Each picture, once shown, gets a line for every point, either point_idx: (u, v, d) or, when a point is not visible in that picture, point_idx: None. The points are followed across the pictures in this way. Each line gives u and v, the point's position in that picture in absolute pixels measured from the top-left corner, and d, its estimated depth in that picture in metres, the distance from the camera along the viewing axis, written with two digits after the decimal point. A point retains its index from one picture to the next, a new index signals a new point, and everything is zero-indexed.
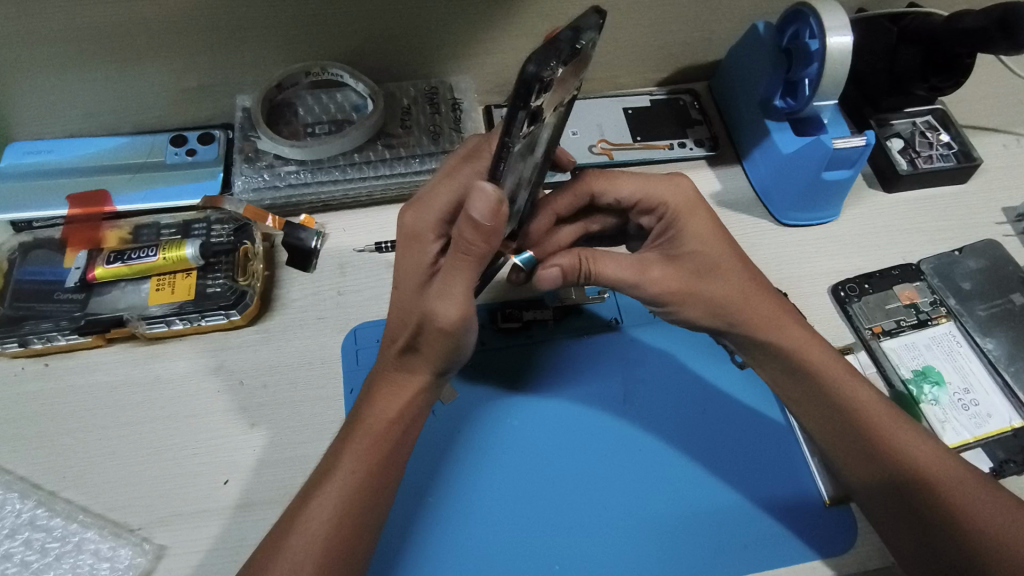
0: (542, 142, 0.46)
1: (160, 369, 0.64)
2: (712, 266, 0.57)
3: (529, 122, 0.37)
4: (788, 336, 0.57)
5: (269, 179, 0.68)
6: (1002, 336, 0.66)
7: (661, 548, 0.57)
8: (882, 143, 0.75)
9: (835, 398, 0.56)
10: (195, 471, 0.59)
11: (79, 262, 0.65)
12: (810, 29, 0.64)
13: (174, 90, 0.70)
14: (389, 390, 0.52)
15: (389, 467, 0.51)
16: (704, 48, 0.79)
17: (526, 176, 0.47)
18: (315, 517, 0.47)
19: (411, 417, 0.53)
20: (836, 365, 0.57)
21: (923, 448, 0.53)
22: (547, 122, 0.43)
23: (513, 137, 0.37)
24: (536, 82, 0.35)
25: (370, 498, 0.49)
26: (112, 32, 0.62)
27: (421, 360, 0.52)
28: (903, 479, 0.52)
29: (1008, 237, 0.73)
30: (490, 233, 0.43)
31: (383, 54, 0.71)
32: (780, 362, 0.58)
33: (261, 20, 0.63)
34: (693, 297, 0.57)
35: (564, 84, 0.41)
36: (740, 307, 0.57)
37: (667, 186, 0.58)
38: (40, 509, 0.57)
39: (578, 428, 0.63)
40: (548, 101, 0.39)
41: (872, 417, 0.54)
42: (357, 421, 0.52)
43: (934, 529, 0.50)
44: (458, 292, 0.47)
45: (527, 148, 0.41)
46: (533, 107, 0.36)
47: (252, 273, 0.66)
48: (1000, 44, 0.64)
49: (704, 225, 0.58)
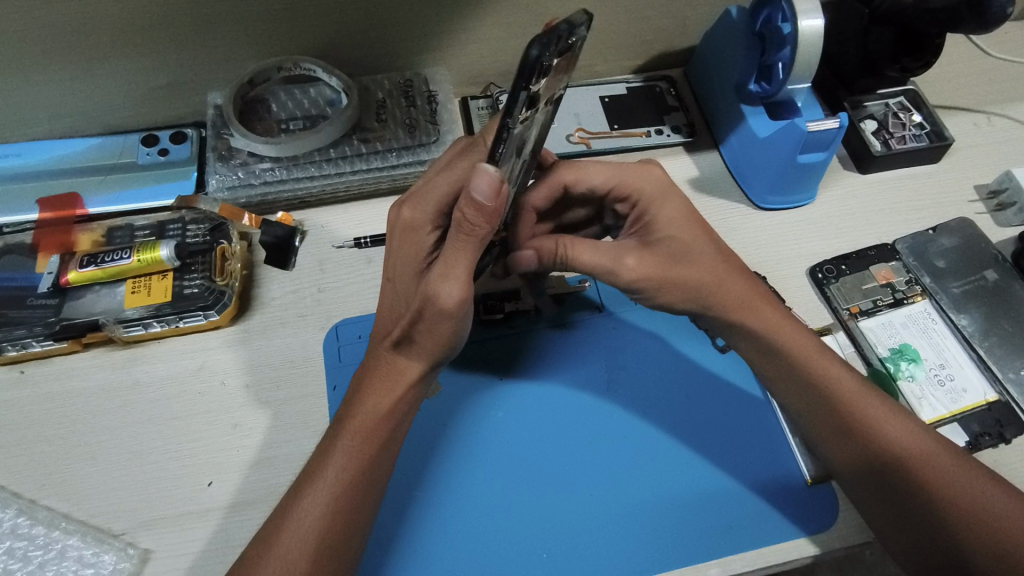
0: (532, 140, 0.47)
1: (140, 373, 0.63)
2: (687, 249, 0.57)
3: (527, 111, 0.39)
4: (763, 317, 0.58)
5: (244, 177, 0.68)
6: (976, 312, 0.67)
7: (653, 534, 0.58)
8: (855, 125, 0.76)
9: (810, 379, 0.56)
10: (179, 473, 0.59)
11: (50, 266, 0.64)
12: (782, 12, 0.64)
13: (144, 90, 0.69)
14: (381, 387, 0.51)
15: (379, 463, 0.50)
16: (678, 34, 0.79)
17: (517, 174, 0.48)
18: (302, 516, 0.47)
19: (402, 412, 0.52)
20: (807, 344, 0.57)
21: (897, 424, 0.54)
22: (541, 117, 0.44)
23: (512, 124, 0.39)
24: (535, 66, 0.37)
25: (360, 495, 0.49)
26: (76, 32, 0.60)
27: (420, 351, 0.51)
28: (878, 455, 0.53)
29: (981, 215, 0.74)
30: (491, 214, 0.43)
31: (355, 47, 0.70)
32: (755, 346, 0.58)
33: (228, 15, 0.62)
34: (668, 284, 0.57)
35: (558, 79, 0.42)
36: (714, 291, 0.57)
37: (639, 175, 0.58)
38: (21, 518, 0.57)
39: (558, 414, 0.63)
40: (545, 92, 0.41)
41: (843, 395, 0.55)
42: (343, 415, 0.51)
43: (910, 505, 0.51)
44: (461, 274, 0.47)
45: (522, 138, 0.43)
46: (531, 90, 0.38)
47: (230, 272, 0.65)
48: (968, 24, 0.63)
49: (676, 209, 0.58)
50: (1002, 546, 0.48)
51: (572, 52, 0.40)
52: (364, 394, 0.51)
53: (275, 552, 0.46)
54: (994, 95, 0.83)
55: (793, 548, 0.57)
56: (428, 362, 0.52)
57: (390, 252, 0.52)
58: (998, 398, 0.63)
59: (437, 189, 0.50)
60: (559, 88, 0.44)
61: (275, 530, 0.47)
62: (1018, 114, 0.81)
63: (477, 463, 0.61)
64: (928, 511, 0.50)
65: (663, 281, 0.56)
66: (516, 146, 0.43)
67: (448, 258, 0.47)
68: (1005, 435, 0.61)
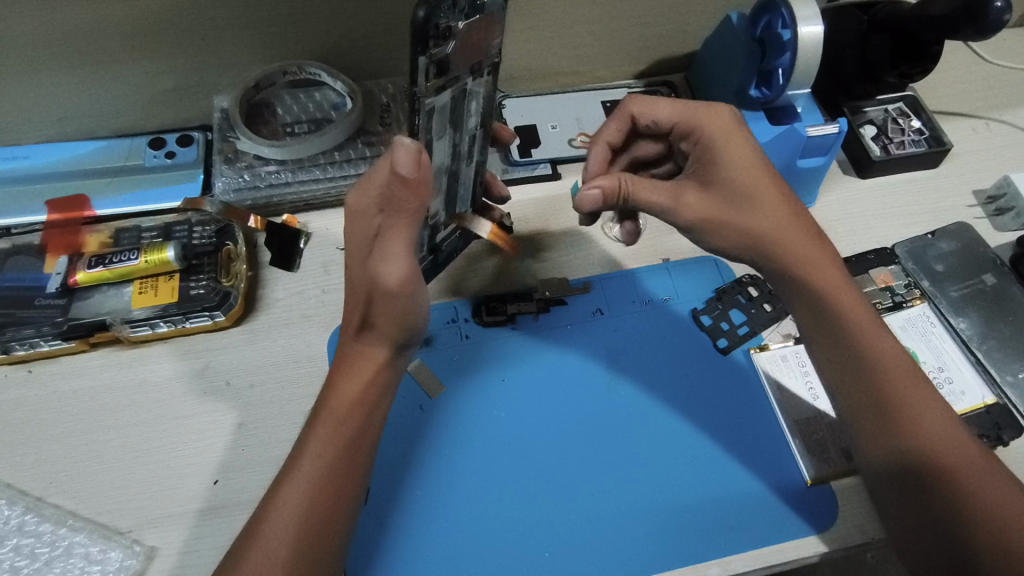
0: (476, 111, 0.52)
1: (146, 373, 0.64)
2: (753, 193, 0.57)
3: (436, 74, 0.45)
4: (825, 278, 0.57)
5: (249, 179, 0.69)
6: (974, 316, 0.68)
7: (649, 532, 0.58)
8: (855, 130, 0.77)
9: (856, 345, 0.55)
10: (184, 472, 0.59)
11: (59, 268, 0.64)
12: (782, 19, 0.65)
13: (151, 93, 0.70)
14: (348, 376, 0.52)
15: (355, 450, 0.51)
16: (679, 40, 0.79)
17: (462, 145, 0.54)
18: (286, 506, 0.48)
19: (376, 396, 0.53)
20: (862, 313, 0.57)
21: (934, 409, 0.53)
22: (477, 91, 0.50)
23: (421, 86, 0.44)
24: (426, 26, 0.42)
25: (337, 483, 0.49)
26: (86, 36, 0.61)
27: (378, 334, 0.52)
28: (919, 441, 0.52)
29: (979, 219, 0.75)
30: (419, 185, 0.45)
31: (360, 52, 0.71)
32: (808, 304, 0.58)
33: (236, 20, 0.63)
34: (725, 225, 0.58)
35: (486, 48, 0.47)
36: (774, 240, 0.57)
37: (706, 113, 0.59)
38: (28, 515, 0.57)
39: (551, 411, 0.63)
40: (464, 59, 0.46)
41: (898, 374, 0.54)
42: (319, 405, 0.52)
43: (933, 501, 0.50)
44: (398, 253, 0.48)
45: (447, 104, 0.48)
46: (432, 53, 0.43)
47: (236, 273, 0.67)
48: (965, 30, 0.64)
49: (743, 147, 0.58)
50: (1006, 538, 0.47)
51: (488, 20, 0.45)
52: (338, 384, 0.52)
53: (260, 543, 0.46)
54: (993, 101, 0.84)
55: (792, 548, 0.58)
56: (388, 346, 0.53)
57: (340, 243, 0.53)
58: (996, 401, 0.64)
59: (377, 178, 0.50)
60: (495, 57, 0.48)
61: (259, 521, 0.48)
62: (1017, 120, 0.82)
63: (467, 458, 0.61)
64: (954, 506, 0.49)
65: (725, 219, 0.57)
66: (439, 112, 0.48)
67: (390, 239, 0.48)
68: (1003, 437, 0.62)
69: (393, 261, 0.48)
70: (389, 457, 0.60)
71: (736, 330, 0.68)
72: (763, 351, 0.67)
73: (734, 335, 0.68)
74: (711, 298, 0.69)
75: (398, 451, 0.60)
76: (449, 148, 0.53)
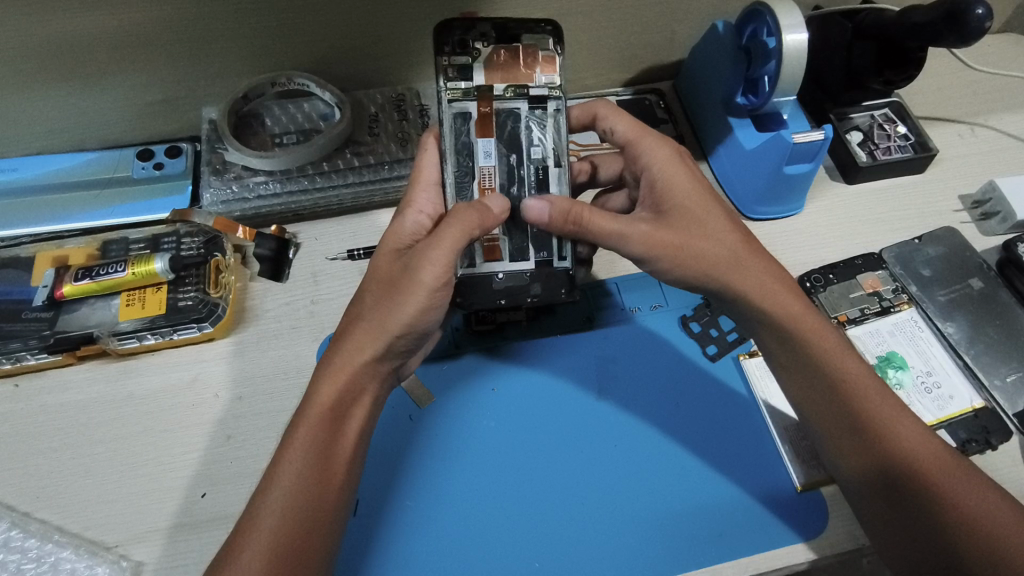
0: (538, 141, 0.60)
1: (134, 386, 0.64)
2: (702, 223, 0.57)
3: (457, 76, 0.58)
4: (781, 303, 0.57)
5: (238, 191, 0.69)
6: (962, 320, 0.68)
7: (642, 541, 0.58)
8: (842, 136, 0.77)
9: (823, 366, 0.55)
10: (172, 485, 0.59)
11: (45, 280, 0.64)
12: (766, 27, 0.65)
13: (140, 105, 0.70)
14: (330, 376, 0.51)
15: (332, 453, 0.50)
16: (666, 48, 0.80)
17: (523, 169, 0.59)
18: (267, 514, 0.46)
19: (348, 405, 0.51)
20: (824, 331, 0.57)
21: (906, 422, 0.53)
22: (521, 109, 0.59)
23: (443, 83, 0.58)
24: (444, 37, 0.58)
25: (314, 488, 0.48)
26: (72, 49, 0.61)
27: (369, 328, 0.52)
28: (891, 459, 0.52)
29: (966, 224, 0.75)
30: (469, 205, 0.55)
31: (349, 63, 0.71)
32: (773, 333, 0.57)
33: (223, 32, 0.63)
34: (685, 256, 0.56)
35: (527, 74, 0.59)
36: (728, 270, 0.56)
37: (654, 143, 0.60)
38: (13, 531, 0.57)
39: (544, 421, 0.63)
40: (498, 76, 0.59)
41: (864, 396, 0.54)
42: (299, 408, 0.51)
43: (918, 512, 0.50)
44: (449, 244, 0.51)
45: (484, 113, 0.58)
46: (450, 60, 0.58)
47: (224, 284, 0.66)
48: (947, 37, 0.64)
49: (685, 180, 0.58)
50: (998, 547, 0.47)
51: (522, 47, 0.59)
52: (319, 385, 0.51)
53: (239, 553, 0.45)
54: (977, 106, 0.84)
55: (785, 555, 0.58)
56: (381, 346, 0.52)
57: (370, 278, 0.55)
58: (985, 405, 0.64)
59: (416, 192, 0.59)
60: (543, 86, 0.59)
61: (245, 532, 0.46)
62: (1001, 125, 0.83)
63: (453, 468, 0.61)
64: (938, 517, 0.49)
65: (679, 255, 0.56)
66: (479, 120, 0.58)
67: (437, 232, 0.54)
68: (991, 441, 0.62)
69: (440, 253, 0.51)
70: (379, 467, 0.60)
71: (725, 337, 0.68)
72: (752, 357, 0.67)
73: (723, 341, 0.68)
74: (699, 304, 0.69)
75: (386, 460, 0.60)
76: (502, 163, 0.59)
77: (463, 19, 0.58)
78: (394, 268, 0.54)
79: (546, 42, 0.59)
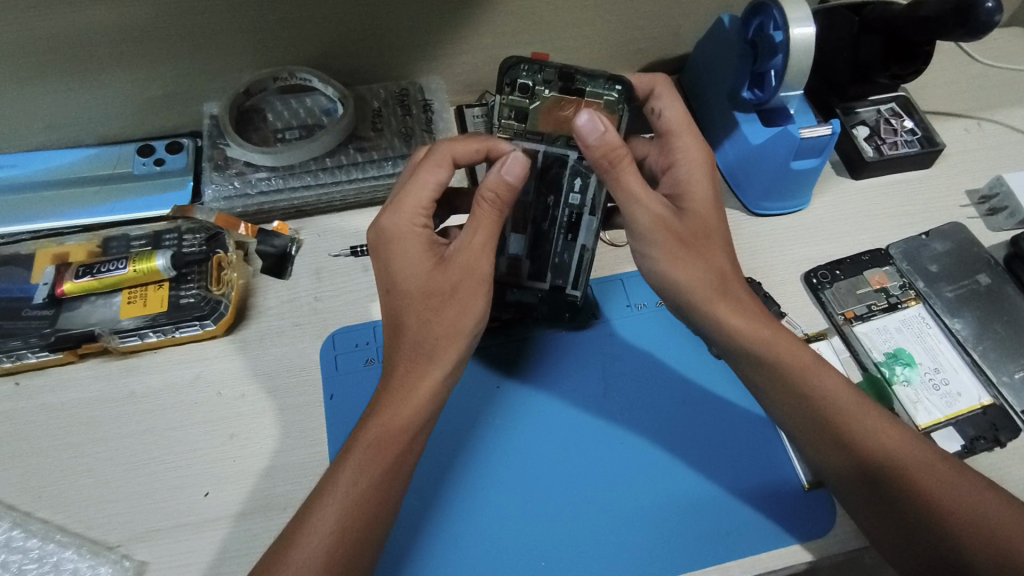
0: (579, 189, 0.60)
1: (135, 384, 0.63)
2: (708, 235, 0.57)
3: (512, 117, 0.56)
4: (757, 335, 0.56)
5: (240, 187, 0.69)
6: (969, 316, 0.68)
7: (656, 543, 0.58)
8: (848, 131, 0.76)
9: (806, 391, 0.55)
10: (175, 484, 0.58)
11: (45, 278, 0.64)
12: (773, 20, 0.64)
13: (140, 100, 0.69)
14: (399, 398, 0.50)
15: (400, 469, 0.50)
16: (671, 42, 0.79)
17: (556, 211, 0.62)
18: (317, 532, 0.46)
19: (424, 420, 0.51)
20: (804, 358, 0.56)
21: (899, 442, 0.52)
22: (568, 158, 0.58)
23: (497, 120, 0.57)
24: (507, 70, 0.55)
25: (373, 508, 0.48)
26: (71, 44, 0.60)
27: (447, 338, 0.52)
28: (883, 481, 0.51)
29: (973, 220, 0.75)
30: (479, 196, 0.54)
31: (351, 57, 0.71)
32: (751, 358, 0.57)
33: (226, 26, 0.63)
34: (684, 258, 0.56)
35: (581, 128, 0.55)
36: (706, 295, 0.56)
37: (692, 142, 0.60)
38: (15, 530, 0.56)
39: (549, 422, 0.63)
40: (549, 125, 0.56)
41: (850, 420, 0.53)
42: (352, 433, 0.51)
43: (921, 530, 0.49)
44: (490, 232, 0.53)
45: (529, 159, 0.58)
46: (509, 99, 0.55)
47: (226, 281, 0.65)
48: (955, 32, 0.64)
49: (706, 190, 0.59)
50: (1002, 546, 0.47)
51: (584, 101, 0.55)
52: (380, 404, 0.51)
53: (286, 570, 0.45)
54: (984, 101, 0.84)
55: (791, 553, 0.58)
56: (460, 352, 0.52)
57: (402, 304, 0.52)
58: (993, 402, 0.63)
59: (413, 205, 0.54)
60: None
61: (282, 551, 0.46)
62: (1008, 119, 0.82)
63: (460, 467, 0.61)
64: (937, 534, 0.49)
65: (676, 251, 0.56)
66: None
67: (471, 231, 0.53)
68: (1000, 438, 0.62)
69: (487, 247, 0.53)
70: None
71: None
72: None
73: None
74: None
75: None
76: (539, 199, 0.61)
77: (529, 62, 0.54)
78: (445, 277, 0.52)
79: (610, 103, 0.55)
